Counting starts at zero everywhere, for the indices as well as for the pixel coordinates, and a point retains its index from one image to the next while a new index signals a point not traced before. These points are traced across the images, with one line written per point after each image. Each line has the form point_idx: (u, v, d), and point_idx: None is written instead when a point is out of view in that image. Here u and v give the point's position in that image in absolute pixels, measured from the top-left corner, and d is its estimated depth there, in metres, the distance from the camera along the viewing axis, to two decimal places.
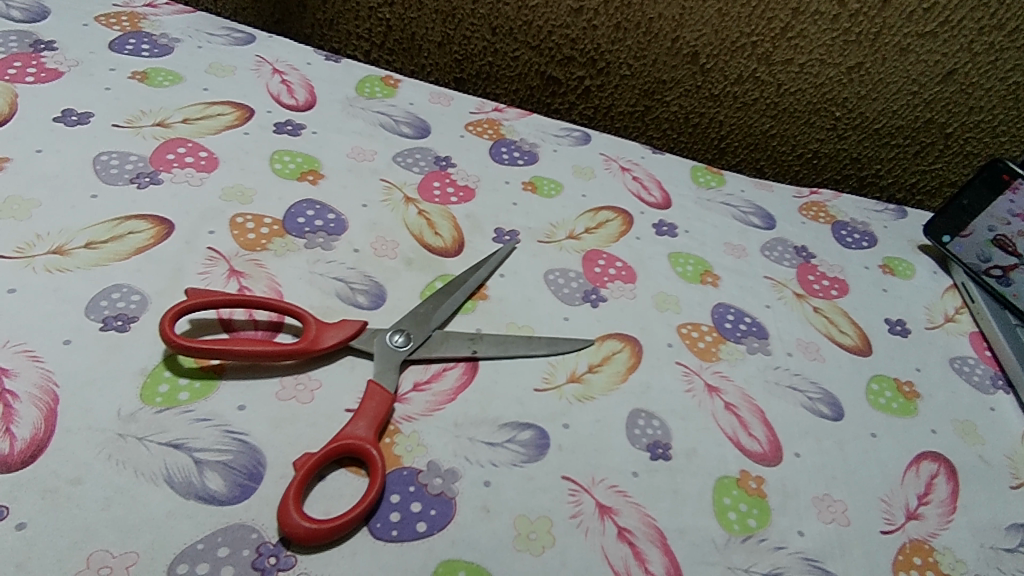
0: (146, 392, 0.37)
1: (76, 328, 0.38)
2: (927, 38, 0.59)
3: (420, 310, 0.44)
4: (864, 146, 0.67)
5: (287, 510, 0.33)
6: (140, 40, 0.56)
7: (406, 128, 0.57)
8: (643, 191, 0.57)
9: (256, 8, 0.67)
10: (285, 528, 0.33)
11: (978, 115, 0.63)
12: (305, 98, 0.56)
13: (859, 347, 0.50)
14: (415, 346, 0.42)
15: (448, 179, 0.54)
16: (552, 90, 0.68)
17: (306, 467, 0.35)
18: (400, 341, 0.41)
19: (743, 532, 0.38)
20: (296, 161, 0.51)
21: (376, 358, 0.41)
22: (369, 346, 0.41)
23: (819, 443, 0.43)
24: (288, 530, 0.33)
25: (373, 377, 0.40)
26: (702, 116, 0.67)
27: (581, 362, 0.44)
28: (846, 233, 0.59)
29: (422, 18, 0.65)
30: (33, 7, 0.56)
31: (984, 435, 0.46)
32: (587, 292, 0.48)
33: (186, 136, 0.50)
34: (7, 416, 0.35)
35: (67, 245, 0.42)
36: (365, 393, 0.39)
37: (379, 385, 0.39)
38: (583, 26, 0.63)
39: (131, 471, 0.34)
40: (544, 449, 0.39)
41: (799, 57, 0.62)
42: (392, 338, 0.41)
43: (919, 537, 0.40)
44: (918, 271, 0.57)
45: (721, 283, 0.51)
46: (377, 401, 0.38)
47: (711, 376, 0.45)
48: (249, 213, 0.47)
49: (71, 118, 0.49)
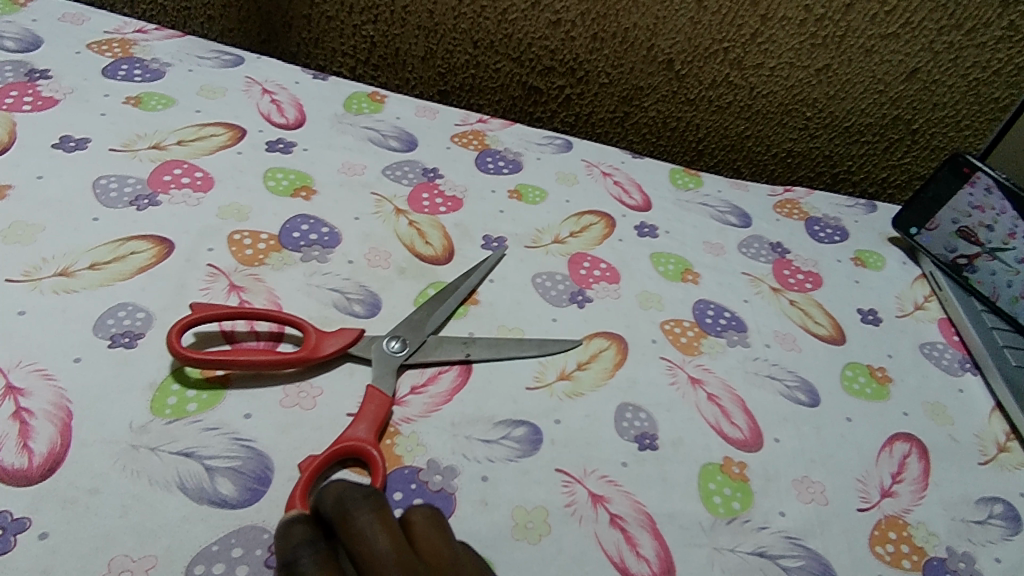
0: (156, 405, 0.38)
1: (85, 346, 0.40)
2: (890, 39, 0.62)
3: (416, 316, 0.46)
4: (835, 143, 0.70)
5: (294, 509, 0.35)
6: (132, 65, 0.58)
7: (395, 141, 0.59)
8: (624, 194, 0.59)
9: (243, 29, 0.69)
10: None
11: (942, 111, 0.66)
12: (295, 116, 0.58)
13: (834, 336, 0.52)
14: (411, 352, 0.44)
15: (436, 190, 0.56)
16: (534, 100, 0.70)
17: (311, 468, 0.37)
18: (397, 346, 0.43)
19: (728, 514, 0.40)
20: (289, 178, 0.53)
21: (374, 364, 0.42)
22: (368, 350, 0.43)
23: (797, 429, 0.45)
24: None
25: (372, 381, 0.42)
26: (679, 120, 0.70)
27: (570, 361, 0.46)
28: (820, 229, 0.61)
29: (406, 34, 0.67)
30: (26, 37, 0.57)
31: (953, 416, 0.49)
32: (574, 293, 0.50)
33: (182, 158, 0.52)
34: (25, 433, 0.36)
35: (73, 267, 0.43)
36: (364, 397, 0.41)
37: (377, 388, 0.41)
38: (561, 37, 0.66)
39: (147, 479, 0.36)
40: (537, 443, 0.41)
41: (769, 61, 0.65)
42: (389, 344, 0.43)
43: (894, 513, 0.42)
44: (888, 262, 0.60)
45: (702, 281, 0.54)
46: (376, 404, 0.40)
47: (693, 369, 0.47)
48: (246, 230, 0.48)
49: (69, 144, 0.50)
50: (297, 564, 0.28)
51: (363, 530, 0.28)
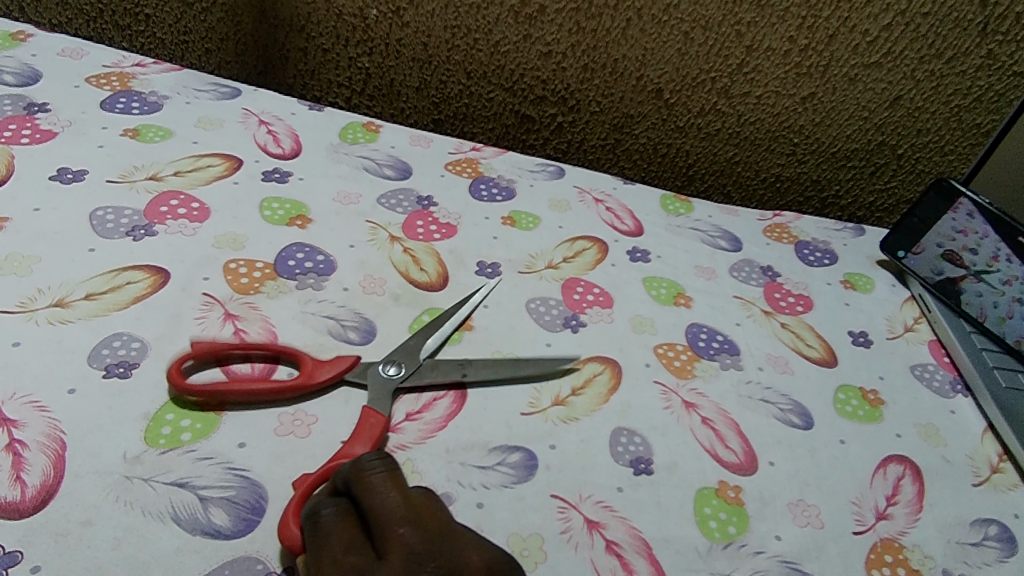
0: (150, 435, 0.38)
1: (80, 377, 0.40)
2: (872, 68, 0.64)
3: (411, 342, 0.46)
4: (823, 168, 0.71)
5: (288, 525, 0.35)
6: (131, 98, 0.59)
7: (389, 170, 0.60)
8: (617, 220, 0.60)
9: (240, 61, 0.70)
10: (285, 542, 0.35)
11: (926, 137, 0.68)
12: (291, 147, 0.59)
13: (826, 358, 0.53)
14: (407, 375, 0.44)
15: (430, 218, 0.56)
16: (527, 127, 0.71)
17: (305, 485, 0.37)
18: (393, 371, 0.43)
19: (724, 539, 0.40)
20: (285, 208, 0.53)
21: (371, 387, 0.43)
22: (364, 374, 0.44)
23: (791, 451, 0.45)
24: (289, 543, 0.35)
25: (368, 402, 0.42)
26: (669, 147, 0.71)
27: (565, 386, 0.46)
28: (809, 252, 0.62)
29: (400, 66, 0.69)
30: (26, 72, 0.58)
31: (946, 437, 0.49)
32: (568, 318, 0.51)
33: (179, 189, 0.52)
34: (17, 465, 0.36)
35: (68, 297, 0.44)
36: (358, 419, 0.41)
37: (373, 409, 0.42)
38: (552, 68, 0.67)
39: (140, 510, 0.35)
40: (532, 469, 0.41)
41: (755, 90, 0.66)
42: (385, 368, 0.44)
43: (889, 536, 0.42)
44: (878, 285, 0.60)
45: (694, 304, 0.54)
46: (373, 422, 0.41)
47: (687, 393, 0.47)
48: (242, 259, 0.49)
49: (67, 176, 0.51)
50: (321, 513, 0.32)
51: (376, 485, 0.32)
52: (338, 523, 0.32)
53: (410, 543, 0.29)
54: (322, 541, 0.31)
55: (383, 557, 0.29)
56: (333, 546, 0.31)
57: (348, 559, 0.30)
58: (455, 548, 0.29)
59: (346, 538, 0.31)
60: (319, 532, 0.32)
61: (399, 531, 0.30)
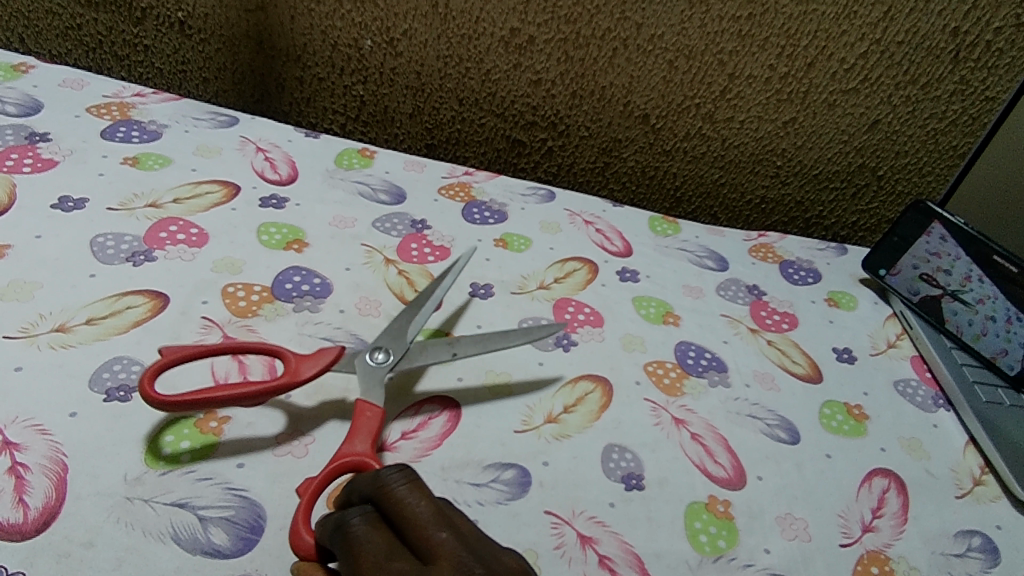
0: (150, 456, 0.39)
1: (81, 401, 0.41)
2: (851, 94, 0.66)
3: (396, 325, 0.47)
4: (806, 190, 0.73)
5: (299, 532, 0.35)
6: (130, 127, 0.60)
7: (384, 195, 0.61)
8: (606, 241, 0.62)
9: (237, 90, 0.72)
10: (299, 549, 0.35)
11: (905, 158, 0.70)
12: (288, 173, 0.60)
13: (811, 375, 0.54)
14: (396, 359, 0.45)
15: (424, 241, 0.58)
16: (518, 151, 0.73)
17: (310, 490, 0.38)
18: (382, 357, 0.45)
19: (714, 553, 0.41)
20: (282, 232, 0.55)
21: (359, 375, 0.44)
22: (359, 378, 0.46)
23: (779, 466, 0.46)
24: (304, 552, 0.35)
25: (360, 392, 0.43)
26: (657, 169, 0.73)
27: (557, 404, 0.47)
28: (793, 271, 0.64)
29: (394, 94, 0.71)
30: (27, 103, 0.60)
31: (929, 451, 0.50)
32: (559, 337, 0.52)
33: (178, 215, 0.54)
34: (19, 487, 0.37)
35: (70, 322, 0.45)
36: (354, 412, 0.42)
37: (366, 401, 0.42)
38: (542, 95, 0.69)
39: (140, 531, 0.36)
40: (526, 486, 0.42)
41: (738, 115, 0.68)
42: (373, 355, 0.45)
43: (875, 548, 0.43)
44: (861, 302, 0.62)
45: (682, 323, 0.56)
46: (369, 417, 0.42)
47: (677, 410, 0.48)
48: (240, 283, 0.50)
49: (68, 204, 0.52)
50: (350, 523, 0.32)
51: (404, 496, 0.32)
52: (371, 532, 0.32)
53: (453, 546, 0.30)
54: (357, 551, 0.31)
55: (428, 562, 0.30)
56: (372, 555, 0.31)
57: (393, 565, 0.30)
58: (494, 554, 0.30)
59: (383, 546, 0.31)
60: (352, 543, 0.32)
61: (439, 536, 0.30)
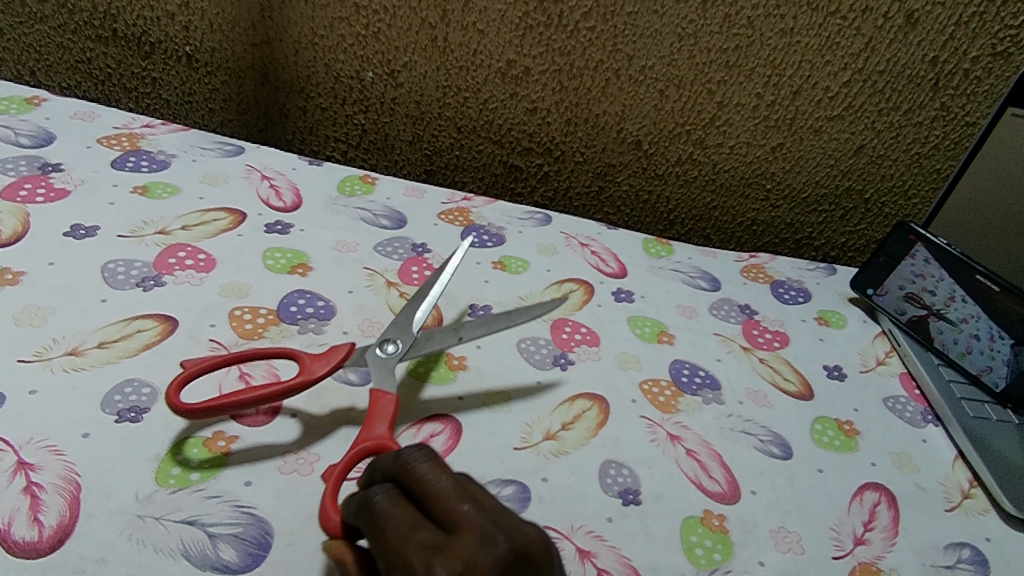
0: (161, 476, 0.40)
1: (93, 422, 0.42)
2: (835, 120, 0.69)
3: (402, 317, 0.49)
4: (795, 213, 0.75)
5: (329, 514, 0.38)
6: (139, 157, 0.62)
7: (385, 220, 0.63)
8: (601, 263, 0.64)
9: (242, 120, 0.74)
10: (329, 529, 0.37)
11: (890, 181, 0.72)
12: (292, 200, 0.62)
13: (803, 392, 0.55)
14: (405, 350, 0.47)
15: (425, 264, 0.60)
16: (515, 176, 0.76)
17: (335, 476, 0.40)
18: (391, 349, 0.47)
19: (709, 566, 0.42)
20: (287, 257, 0.57)
21: (372, 367, 0.46)
22: (363, 395, 0.47)
23: (772, 481, 0.48)
24: (333, 532, 0.37)
25: (375, 382, 0.45)
26: (650, 193, 0.75)
27: (555, 421, 0.48)
28: (784, 291, 0.66)
29: (394, 122, 0.73)
30: (40, 134, 0.62)
31: (919, 465, 0.51)
32: (556, 356, 0.53)
33: (186, 242, 0.55)
34: (34, 506, 0.38)
35: (82, 346, 0.46)
36: (370, 400, 0.44)
37: (381, 389, 0.44)
38: (537, 123, 0.72)
39: (152, 548, 0.37)
40: (526, 501, 0.43)
41: (728, 141, 0.71)
42: (383, 347, 0.47)
43: (867, 560, 0.44)
44: (850, 321, 0.64)
45: (676, 341, 0.57)
46: (385, 404, 0.44)
47: (672, 426, 0.50)
48: (246, 306, 0.52)
49: (80, 232, 0.54)
50: (374, 501, 0.34)
51: (425, 474, 0.34)
52: (395, 507, 0.33)
53: (476, 518, 0.32)
54: (383, 526, 0.33)
55: (452, 533, 0.31)
56: (397, 529, 0.32)
57: (418, 536, 0.32)
58: (517, 525, 0.32)
59: (408, 520, 0.32)
60: (377, 519, 0.33)
61: (462, 509, 0.32)
